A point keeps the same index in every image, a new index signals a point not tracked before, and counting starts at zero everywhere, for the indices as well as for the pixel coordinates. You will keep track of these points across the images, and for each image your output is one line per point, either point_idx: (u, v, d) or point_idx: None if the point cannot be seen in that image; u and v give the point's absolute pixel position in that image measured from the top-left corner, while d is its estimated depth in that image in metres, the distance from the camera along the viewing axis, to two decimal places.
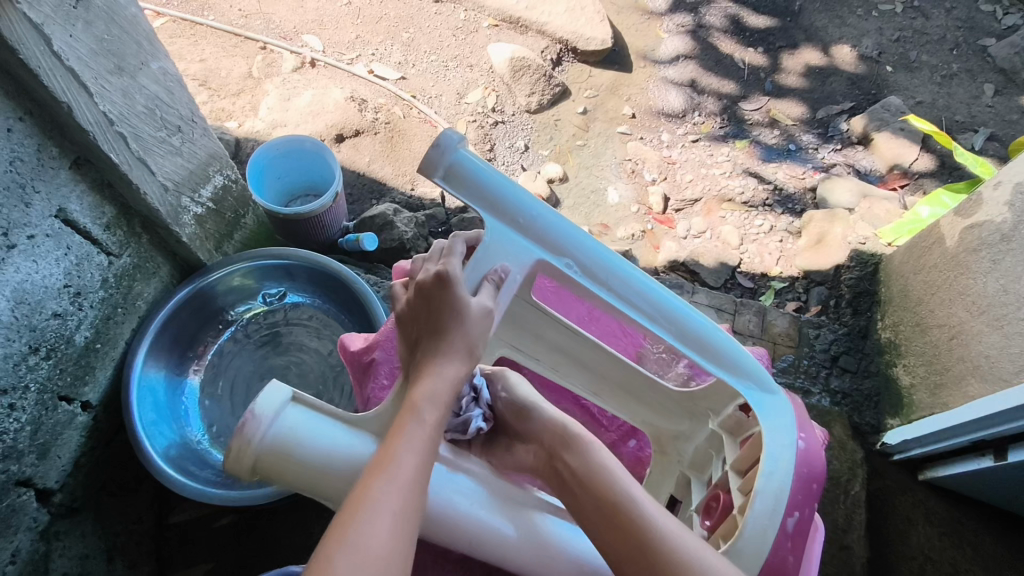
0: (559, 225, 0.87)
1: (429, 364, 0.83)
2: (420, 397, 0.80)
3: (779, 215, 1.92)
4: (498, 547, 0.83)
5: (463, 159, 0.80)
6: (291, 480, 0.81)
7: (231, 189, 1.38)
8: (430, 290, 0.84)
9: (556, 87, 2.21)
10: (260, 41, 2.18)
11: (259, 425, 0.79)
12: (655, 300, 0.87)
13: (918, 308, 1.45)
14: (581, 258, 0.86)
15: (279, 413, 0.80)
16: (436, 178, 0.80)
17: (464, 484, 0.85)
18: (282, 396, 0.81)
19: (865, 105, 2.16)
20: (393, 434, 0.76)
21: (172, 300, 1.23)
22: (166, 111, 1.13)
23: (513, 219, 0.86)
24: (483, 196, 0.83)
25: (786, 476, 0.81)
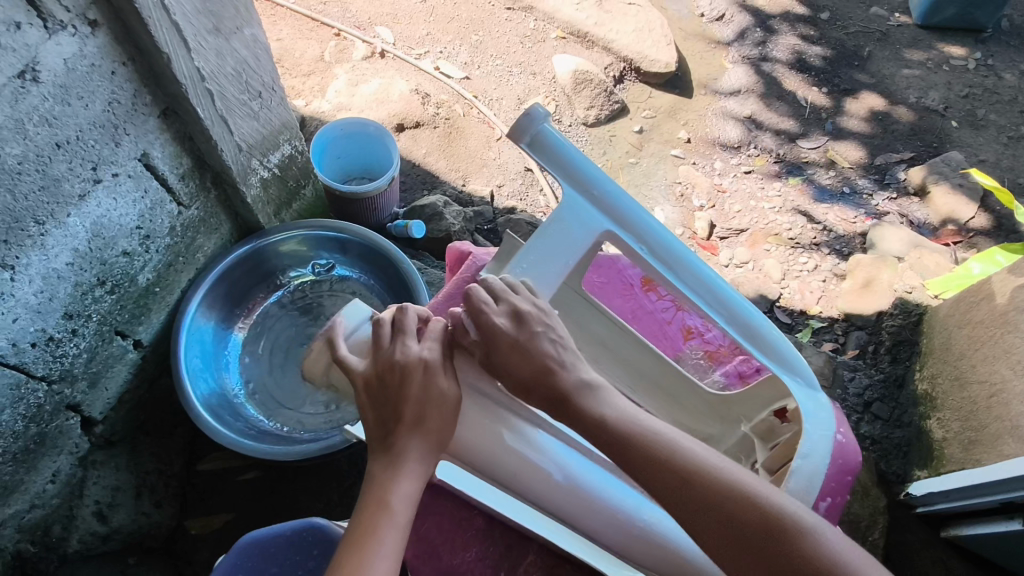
0: (629, 206, 0.88)
1: (396, 458, 0.74)
2: (392, 495, 0.72)
3: (825, 255, 1.91)
4: (542, 490, 0.81)
5: (550, 131, 0.82)
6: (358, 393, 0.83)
7: (296, 159, 1.43)
8: (402, 376, 0.75)
9: (616, 103, 2.23)
10: (336, 28, 2.26)
11: (342, 329, 0.82)
12: (720, 294, 0.89)
13: (959, 361, 1.41)
14: (649, 240, 0.88)
15: (361, 325, 0.83)
16: (522, 144, 0.82)
17: (500, 412, 0.81)
18: (365, 312, 0.84)
19: (926, 157, 2.14)
20: (359, 532, 0.70)
21: (231, 255, 1.29)
22: (251, 76, 1.18)
23: (588, 190, 0.87)
24: (564, 168, 0.85)
25: (821, 459, 0.83)
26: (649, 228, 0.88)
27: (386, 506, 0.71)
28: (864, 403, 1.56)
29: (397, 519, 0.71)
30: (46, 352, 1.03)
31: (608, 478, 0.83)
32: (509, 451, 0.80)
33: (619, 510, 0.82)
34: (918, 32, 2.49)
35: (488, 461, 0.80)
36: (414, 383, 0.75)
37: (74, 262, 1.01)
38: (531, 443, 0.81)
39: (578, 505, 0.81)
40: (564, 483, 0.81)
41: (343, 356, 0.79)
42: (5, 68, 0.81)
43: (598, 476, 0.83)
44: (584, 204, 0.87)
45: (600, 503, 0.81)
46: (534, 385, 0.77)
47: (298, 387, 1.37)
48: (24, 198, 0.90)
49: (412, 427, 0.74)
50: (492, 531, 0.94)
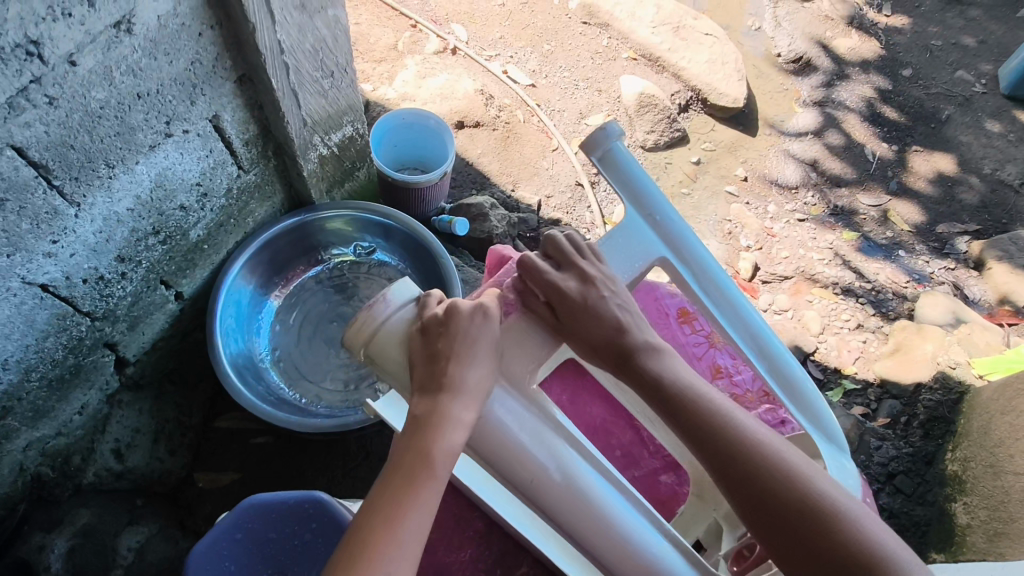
0: (688, 238, 0.87)
1: (437, 408, 0.70)
2: (437, 448, 0.69)
3: (869, 314, 1.86)
4: (535, 486, 0.71)
5: (620, 150, 0.86)
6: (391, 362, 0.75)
7: (355, 141, 1.46)
8: (462, 324, 0.74)
9: (677, 131, 2.22)
10: (412, 20, 2.31)
11: (384, 310, 0.75)
12: (775, 354, 0.87)
13: (996, 449, 1.35)
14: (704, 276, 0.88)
15: (402, 306, 0.76)
16: (592, 157, 0.86)
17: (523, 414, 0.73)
18: (411, 293, 0.77)
19: (991, 232, 2.07)
20: (399, 480, 0.68)
21: (280, 224, 1.33)
22: (327, 55, 1.22)
23: (649, 215, 0.87)
24: (631, 188, 0.86)
25: None
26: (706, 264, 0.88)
27: (430, 462, 0.68)
28: (888, 474, 1.53)
29: (438, 472, 0.69)
30: (95, 290, 1.07)
31: (602, 481, 0.74)
32: (517, 448, 0.71)
33: (615, 524, 0.73)
34: (1003, 102, 2.41)
35: (499, 454, 0.71)
36: (457, 330, 0.74)
37: (134, 209, 1.05)
38: (532, 430, 0.72)
39: (569, 510, 0.72)
40: (562, 482, 0.71)
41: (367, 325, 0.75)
42: (104, 17, 0.84)
43: (595, 479, 0.74)
44: (644, 227, 0.87)
45: (604, 517, 0.72)
46: (577, 319, 0.80)
47: (323, 362, 1.40)
48: (100, 140, 0.94)
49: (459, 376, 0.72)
50: (489, 536, 0.94)
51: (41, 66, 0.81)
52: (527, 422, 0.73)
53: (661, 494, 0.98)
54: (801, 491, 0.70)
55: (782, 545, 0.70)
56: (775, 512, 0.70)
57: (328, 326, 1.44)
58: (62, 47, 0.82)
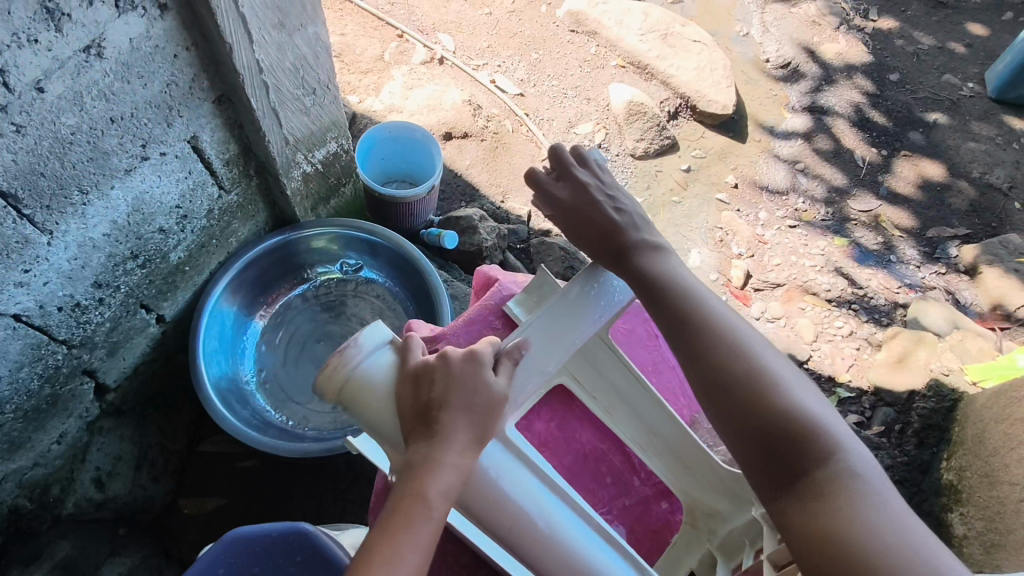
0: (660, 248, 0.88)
1: (431, 454, 0.66)
2: (431, 488, 0.65)
3: (862, 321, 1.84)
4: (520, 538, 0.71)
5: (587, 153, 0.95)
6: (372, 414, 0.70)
7: (340, 157, 1.44)
8: (457, 371, 0.71)
9: (667, 139, 2.21)
10: (399, 30, 2.29)
11: (356, 355, 0.71)
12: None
13: (991, 458, 1.34)
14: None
15: (376, 352, 0.72)
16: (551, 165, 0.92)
17: (510, 464, 0.72)
18: (384, 337, 0.73)
19: (981, 236, 2.07)
20: (393, 522, 0.64)
21: (262, 245, 1.30)
22: (308, 73, 1.20)
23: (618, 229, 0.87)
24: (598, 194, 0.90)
25: None
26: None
27: (426, 501, 0.65)
28: None
29: (434, 515, 0.65)
30: (71, 317, 1.04)
31: (586, 531, 0.74)
32: (506, 501, 0.70)
33: (597, 571, 0.73)
34: (991, 106, 2.41)
35: (487, 507, 0.70)
36: (451, 372, 0.70)
37: (110, 234, 1.03)
38: (516, 482, 0.71)
39: (550, 561, 0.71)
40: (546, 532, 0.71)
41: (348, 374, 0.70)
42: (72, 42, 0.82)
43: (580, 528, 0.74)
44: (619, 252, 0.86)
45: (585, 565, 0.72)
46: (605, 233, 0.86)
47: (310, 384, 1.37)
48: (72, 166, 0.91)
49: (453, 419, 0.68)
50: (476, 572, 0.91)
51: (6, 95, 0.78)
52: (513, 471, 0.72)
53: (652, 523, 0.96)
54: (751, 363, 0.73)
55: (728, 416, 0.72)
56: (725, 378, 0.73)
57: (315, 346, 1.42)
58: (28, 74, 0.79)
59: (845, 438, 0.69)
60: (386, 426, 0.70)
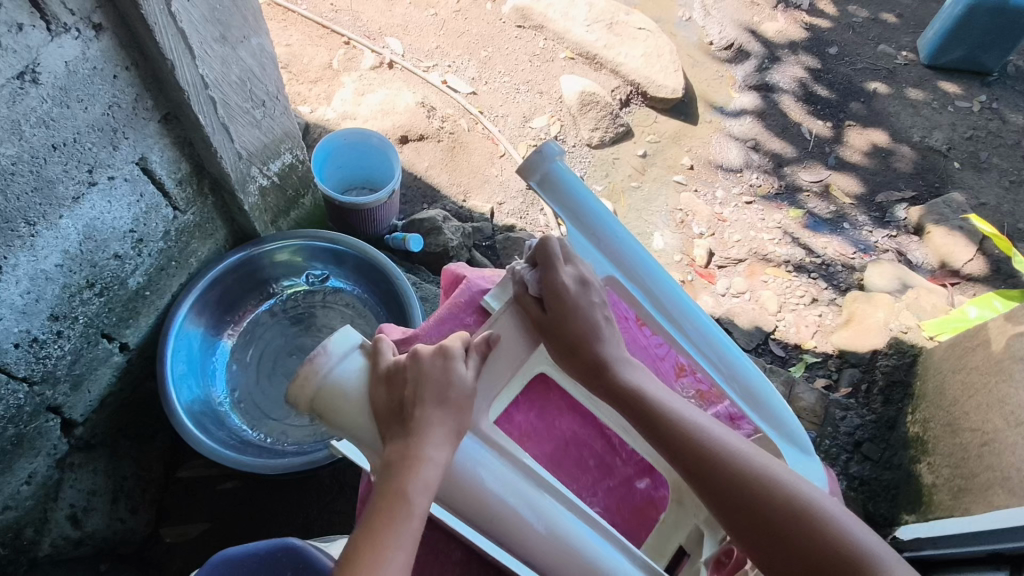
0: (631, 248, 0.88)
1: (408, 451, 0.67)
2: (410, 486, 0.65)
3: (822, 289, 1.90)
4: (524, 542, 0.73)
5: (560, 171, 0.80)
6: (349, 421, 0.70)
7: (296, 168, 1.42)
8: (428, 368, 0.72)
9: (621, 126, 2.24)
10: (345, 37, 2.27)
11: (327, 362, 0.70)
12: (756, 392, 0.89)
13: (952, 407, 1.41)
14: (658, 295, 0.88)
15: (347, 357, 0.71)
16: (532, 182, 0.79)
17: (500, 471, 0.73)
18: (354, 341, 0.72)
19: (926, 197, 2.15)
20: (375, 523, 0.64)
21: (223, 263, 1.28)
22: (255, 85, 1.18)
23: (591, 232, 0.85)
24: (575, 213, 0.83)
25: None
26: (654, 276, 0.89)
27: (406, 499, 0.65)
28: (855, 443, 1.57)
29: (415, 512, 0.65)
30: (30, 353, 1.01)
31: (580, 524, 0.76)
32: (505, 509, 0.72)
33: (594, 559, 0.74)
34: (925, 72, 2.51)
35: (486, 516, 0.72)
36: (423, 369, 0.72)
37: (63, 264, 1.00)
38: (512, 489, 0.73)
39: (533, 544, 0.73)
40: (546, 535, 0.73)
41: (320, 385, 0.69)
42: (5, 70, 0.80)
43: (575, 523, 0.75)
44: (587, 244, 0.86)
45: (570, 544, 0.74)
46: (582, 344, 0.81)
47: (285, 399, 1.36)
48: (17, 198, 0.89)
49: (427, 415, 0.70)
50: (468, 567, 0.92)
51: None
52: (504, 477, 0.73)
53: (637, 501, 0.98)
54: (783, 495, 0.70)
55: (768, 556, 0.69)
56: (754, 516, 0.70)
57: (288, 360, 1.40)
58: None
59: (881, 553, 0.67)
60: (363, 431, 0.70)
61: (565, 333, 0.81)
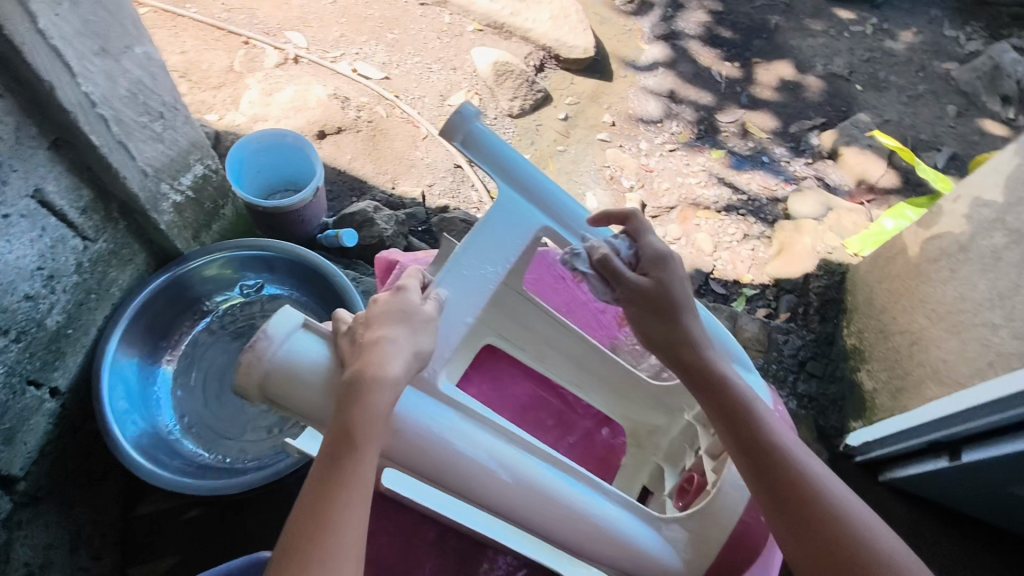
0: (563, 200, 0.91)
1: (355, 394, 0.69)
2: (358, 435, 0.68)
3: (751, 223, 1.97)
4: (491, 492, 0.77)
5: (482, 130, 0.84)
6: (296, 398, 0.75)
7: (211, 178, 1.37)
8: (378, 314, 0.75)
9: (539, 92, 2.24)
10: (243, 36, 2.18)
11: (269, 345, 0.75)
12: (694, 316, 0.97)
13: (881, 315, 1.50)
14: (595, 241, 0.93)
15: (291, 335, 0.76)
16: (455, 142, 0.82)
17: (467, 431, 0.77)
18: (296, 320, 0.78)
19: (835, 122, 2.24)
20: (324, 473, 0.67)
21: (148, 287, 1.22)
22: (149, 97, 1.12)
23: (521, 185, 0.88)
24: (500, 165, 0.87)
25: None
26: (588, 224, 0.93)
27: (350, 443, 0.67)
28: (800, 362, 1.63)
29: (359, 461, 0.67)
30: None
31: (544, 466, 0.80)
32: (470, 465, 0.76)
33: (550, 493, 0.78)
34: (819, 2, 2.60)
35: (453, 475, 0.76)
36: (377, 309, 0.76)
37: None
38: (477, 446, 0.77)
39: (480, 483, 0.76)
40: (512, 484, 0.77)
41: (264, 367, 0.75)
42: None
43: (539, 466, 0.79)
44: (520, 198, 0.88)
45: (536, 489, 0.78)
46: (670, 317, 0.86)
47: (238, 416, 1.32)
48: None
49: (391, 338, 0.72)
50: (444, 542, 1.03)
51: None
52: (470, 435, 0.77)
53: (599, 451, 1.04)
54: (823, 496, 0.75)
55: (800, 543, 0.73)
56: (794, 504, 0.75)
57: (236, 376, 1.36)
58: None
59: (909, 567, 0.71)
60: (309, 404, 0.75)
61: (661, 301, 0.86)
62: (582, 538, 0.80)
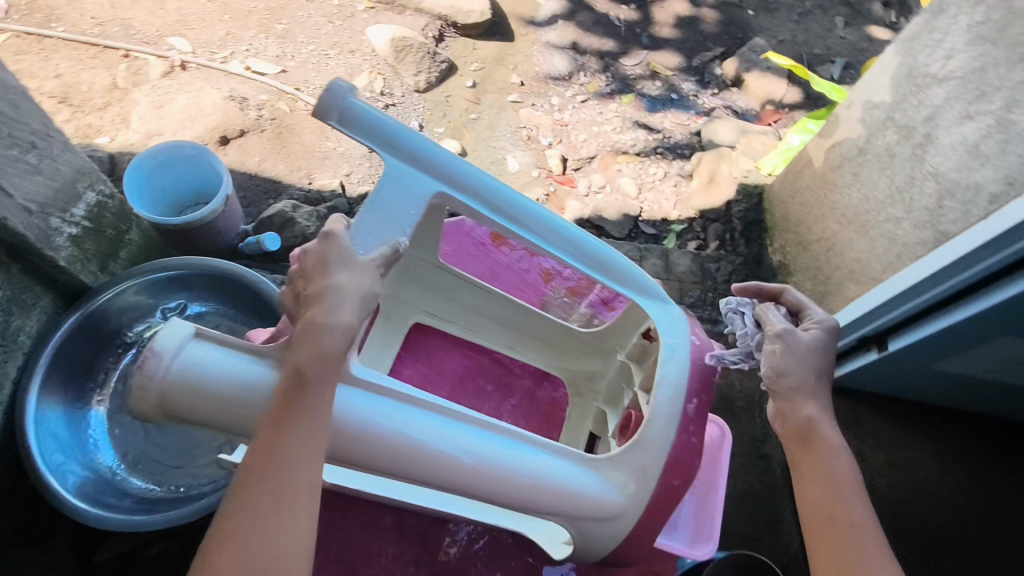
0: (455, 166, 0.89)
1: (302, 358, 0.70)
2: (309, 396, 0.69)
3: (670, 161, 2.01)
4: (452, 477, 0.78)
5: (357, 105, 0.82)
6: (202, 411, 0.72)
7: (108, 204, 1.30)
8: (315, 264, 0.75)
9: (442, 63, 2.19)
10: (121, 49, 2.05)
11: (160, 363, 0.70)
12: (606, 260, 0.95)
13: (799, 227, 1.57)
14: (493, 199, 0.91)
15: (183, 347, 0.72)
16: (330, 122, 0.80)
17: (426, 421, 0.77)
18: (186, 332, 0.73)
19: (734, 49, 2.29)
20: (268, 436, 0.67)
21: (61, 329, 1.16)
22: (15, 127, 1.04)
23: (408, 157, 0.87)
24: (383, 140, 0.85)
25: (682, 361, 0.91)
26: (483, 183, 0.91)
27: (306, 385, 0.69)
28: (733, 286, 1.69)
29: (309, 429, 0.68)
30: None
31: (502, 442, 0.81)
32: (432, 453, 0.76)
33: (505, 465, 0.79)
34: None
35: (412, 463, 0.76)
36: (310, 260, 0.75)
37: None
38: (438, 436, 0.77)
39: (427, 465, 0.76)
40: (475, 467, 0.78)
41: (159, 385, 0.70)
42: None
43: (498, 443, 0.80)
44: (410, 170, 0.87)
45: (498, 467, 0.79)
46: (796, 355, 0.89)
47: (184, 444, 1.28)
48: None
49: (338, 283, 0.73)
50: (402, 522, 1.08)
51: None
52: (430, 427, 0.77)
53: (544, 407, 1.11)
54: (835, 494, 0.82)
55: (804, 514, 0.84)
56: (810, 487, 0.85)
57: None
58: None
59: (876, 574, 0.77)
60: (220, 415, 0.72)
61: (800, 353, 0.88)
62: (536, 497, 0.81)
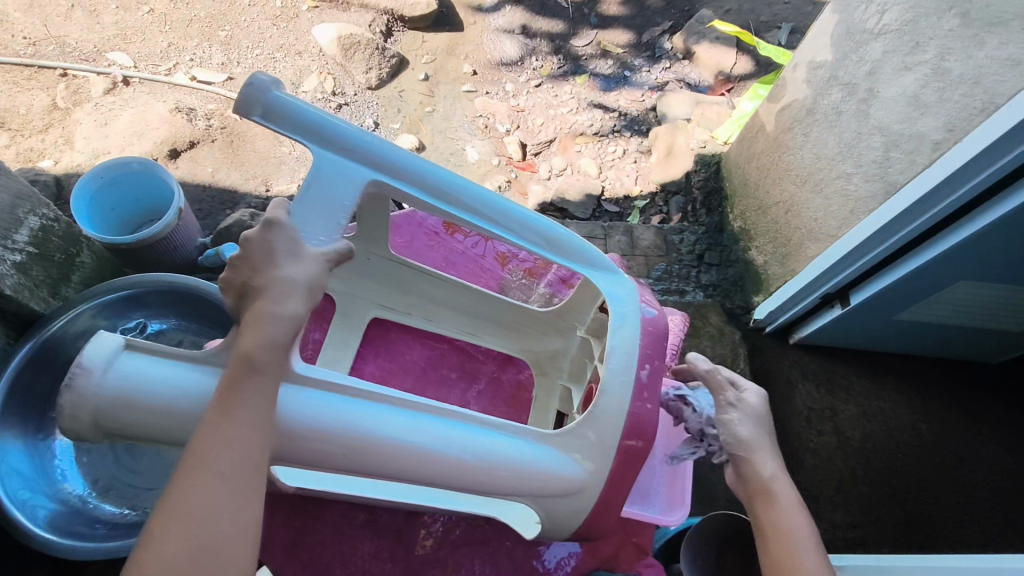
0: (388, 154, 0.87)
1: (248, 345, 0.68)
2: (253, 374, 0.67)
3: (628, 138, 2.02)
4: (430, 471, 0.78)
5: (281, 97, 0.79)
6: (141, 424, 0.69)
7: (53, 228, 1.26)
8: (259, 250, 0.73)
9: (392, 58, 2.16)
10: (59, 69, 1.98)
11: (91, 377, 0.68)
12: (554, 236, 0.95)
13: (757, 193, 1.58)
14: (431, 184, 0.89)
15: (113, 359, 0.69)
16: (253, 117, 0.78)
17: (405, 421, 0.78)
18: (116, 343, 0.70)
19: (683, 22, 2.29)
20: (214, 415, 0.65)
21: (13, 360, 1.12)
22: None
23: (339, 146, 0.85)
24: (311, 130, 0.82)
25: (633, 329, 0.93)
26: (420, 169, 0.89)
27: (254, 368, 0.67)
28: (698, 256, 1.70)
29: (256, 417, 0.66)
30: None
31: (475, 431, 0.82)
32: (414, 451, 0.77)
33: (473, 451, 0.80)
34: None
35: (390, 461, 0.76)
36: (256, 248, 0.73)
37: None
38: (417, 434, 0.78)
39: (404, 462, 0.77)
40: (453, 463, 0.79)
41: (91, 399, 0.68)
42: None
43: (468, 432, 0.82)
44: (341, 160, 0.85)
45: (475, 456, 0.80)
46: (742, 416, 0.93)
47: (158, 466, 1.27)
48: None
49: (286, 274, 0.72)
50: (376, 519, 1.07)
51: None
52: (408, 427, 0.78)
53: (510, 389, 1.14)
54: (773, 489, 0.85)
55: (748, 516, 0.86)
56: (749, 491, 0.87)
57: None
58: None
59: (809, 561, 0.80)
60: (162, 428, 0.70)
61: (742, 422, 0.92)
62: (495, 476, 0.81)
